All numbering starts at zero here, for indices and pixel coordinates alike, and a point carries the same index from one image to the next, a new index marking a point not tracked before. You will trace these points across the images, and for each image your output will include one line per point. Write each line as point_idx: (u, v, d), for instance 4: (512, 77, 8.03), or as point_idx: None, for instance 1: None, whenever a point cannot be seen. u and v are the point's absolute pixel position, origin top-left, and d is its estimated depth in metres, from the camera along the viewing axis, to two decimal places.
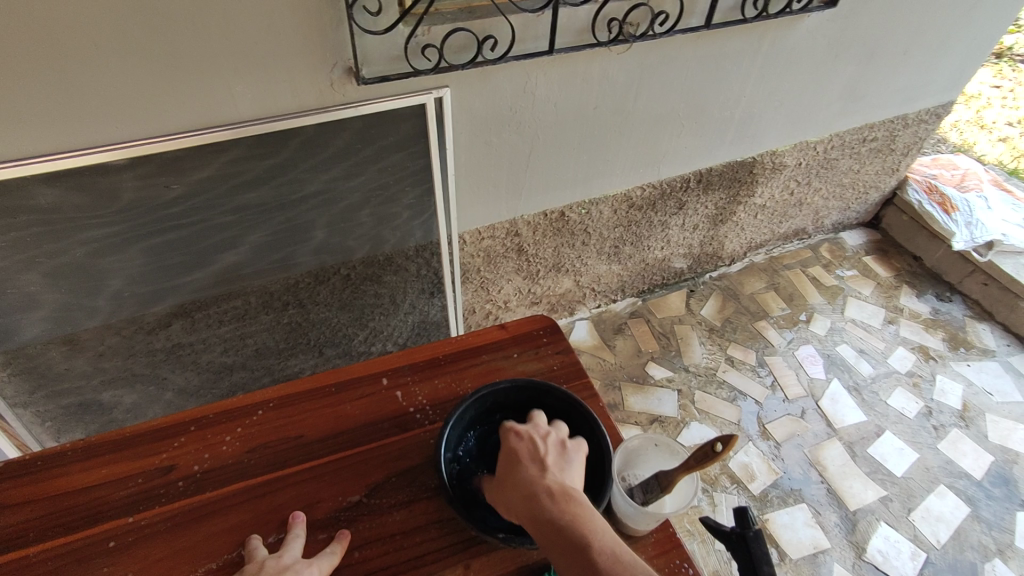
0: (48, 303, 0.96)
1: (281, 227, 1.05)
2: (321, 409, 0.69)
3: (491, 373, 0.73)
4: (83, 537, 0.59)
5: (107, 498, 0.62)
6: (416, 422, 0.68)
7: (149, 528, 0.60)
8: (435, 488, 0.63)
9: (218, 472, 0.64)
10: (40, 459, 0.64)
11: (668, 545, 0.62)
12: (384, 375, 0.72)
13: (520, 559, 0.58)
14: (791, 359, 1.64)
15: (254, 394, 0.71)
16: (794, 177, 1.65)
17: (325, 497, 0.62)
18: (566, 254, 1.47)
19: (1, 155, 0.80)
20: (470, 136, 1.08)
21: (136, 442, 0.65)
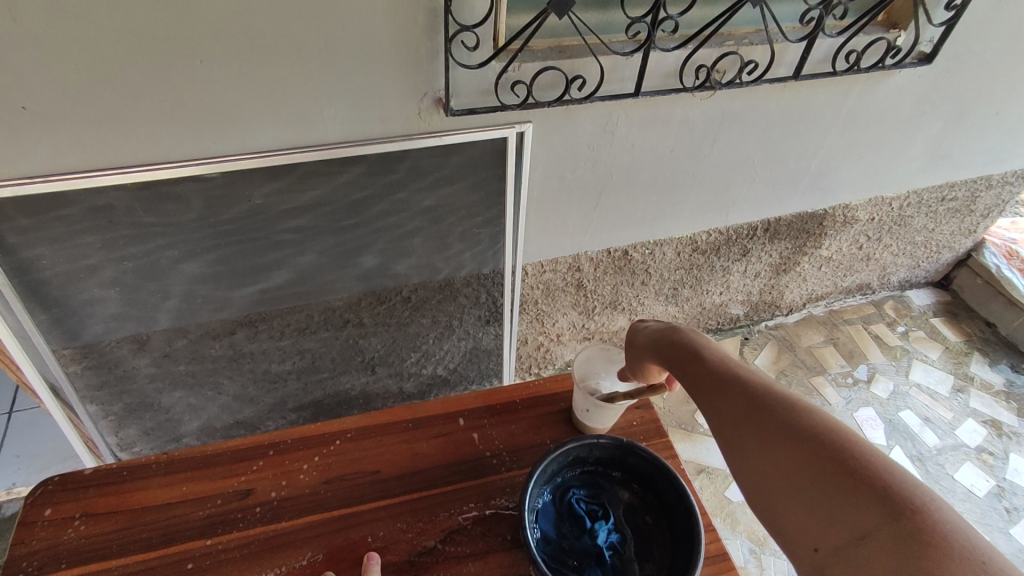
0: (125, 303, 0.99)
1: (353, 246, 1.06)
2: (397, 445, 0.70)
3: (567, 420, 0.73)
4: (161, 555, 0.62)
5: (186, 516, 0.65)
6: (493, 468, 0.68)
7: (225, 552, 0.62)
8: (513, 541, 0.63)
9: (296, 501, 0.66)
10: (127, 469, 0.68)
11: None
12: (460, 416, 0.73)
13: None
14: (850, 421, 1.56)
15: (333, 422, 0.73)
16: (865, 232, 1.60)
17: (401, 539, 0.63)
18: (624, 293, 1.44)
19: (107, 162, 0.83)
20: (545, 171, 1.09)
21: (215, 462, 0.69)
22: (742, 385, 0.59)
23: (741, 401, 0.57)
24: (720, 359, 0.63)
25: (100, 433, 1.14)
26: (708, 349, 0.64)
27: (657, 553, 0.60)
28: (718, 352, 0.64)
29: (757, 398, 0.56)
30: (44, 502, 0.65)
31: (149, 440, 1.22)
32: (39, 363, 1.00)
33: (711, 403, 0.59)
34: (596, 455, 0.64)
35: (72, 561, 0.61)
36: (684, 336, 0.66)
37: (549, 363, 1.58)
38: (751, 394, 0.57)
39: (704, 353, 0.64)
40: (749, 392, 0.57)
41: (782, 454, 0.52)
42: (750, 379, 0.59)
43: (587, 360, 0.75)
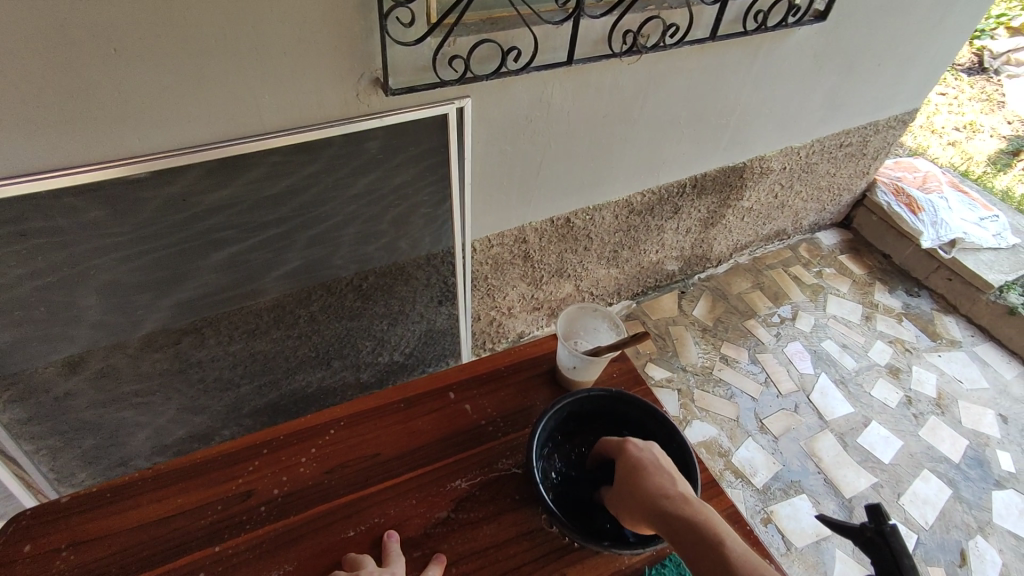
0: (51, 323, 0.91)
1: (299, 239, 1.03)
2: (393, 427, 0.70)
3: (551, 380, 0.75)
4: (168, 569, 0.60)
5: (186, 528, 0.62)
6: (490, 435, 0.70)
7: (236, 556, 0.61)
8: (520, 501, 0.65)
9: (299, 495, 0.65)
10: (111, 490, 0.64)
11: (747, 542, 0.66)
12: (450, 390, 0.74)
13: (616, 564, 0.61)
14: (781, 356, 1.71)
15: (322, 413, 0.72)
16: (779, 182, 1.73)
17: (413, 514, 0.63)
18: (569, 260, 1.49)
19: (16, 170, 0.76)
20: (487, 145, 1.09)
21: (208, 469, 0.66)
22: (643, 498, 0.57)
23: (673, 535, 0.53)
24: (633, 464, 0.59)
25: (40, 473, 1.06)
26: (640, 477, 0.58)
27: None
28: (633, 455, 0.60)
29: (654, 516, 0.55)
30: (24, 537, 0.61)
31: (92, 467, 1.14)
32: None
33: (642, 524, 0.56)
34: (589, 407, 0.69)
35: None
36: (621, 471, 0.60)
37: (502, 336, 1.61)
38: (652, 513, 0.55)
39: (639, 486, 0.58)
40: (650, 513, 0.56)
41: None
42: (656, 489, 0.56)
43: (569, 318, 0.77)
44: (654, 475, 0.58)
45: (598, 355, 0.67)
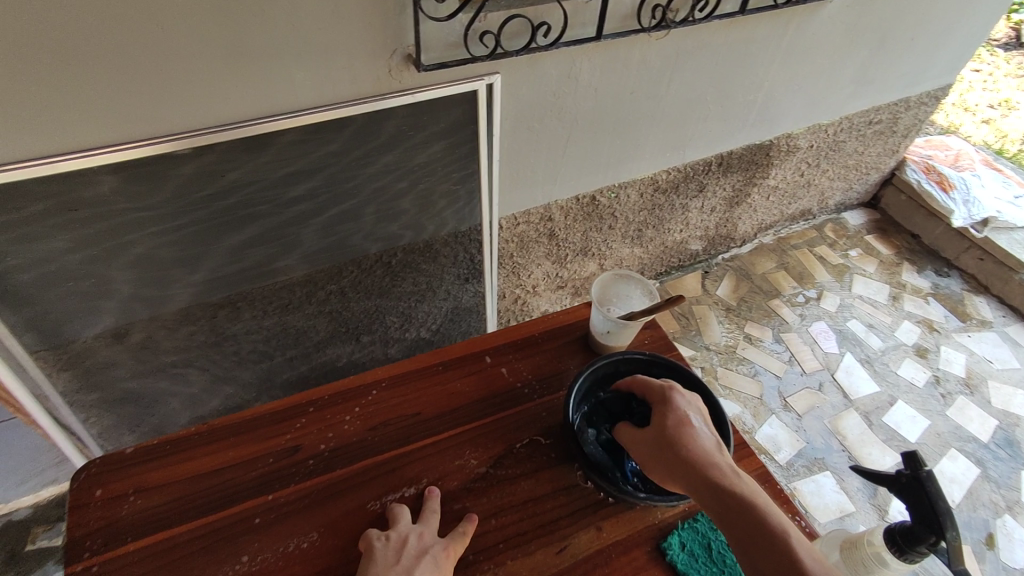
0: (100, 296, 0.95)
1: (332, 215, 1.05)
2: (433, 388, 0.72)
3: (583, 345, 0.77)
4: (227, 515, 0.62)
5: (241, 478, 0.65)
6: (526, 396, 0.72)
7: (289, 504, 0.63)
8: (556, 459, 0.67)
9: (347, 450, 0.68)
10: (170, 442, 0.67)
11: (777, 500, 0.66)
12: (487, 354, 0.76)
13: (648, 519, 0.63)
14: (805, 336, 1.70)
15: (366, 374, 0.74)
16: (806, 160, 1.71)
17: (455, 468, 0.66)
18: (593, 238, 1.49)
19: (68, 145, 0.79)
20: (515, 122, 1.10)
21: (260, 424, 0.69)
22: (684, 448, 0.60)
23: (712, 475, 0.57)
24: (680, 417, 0.62)
25: (90, 438, 1.13)
26: (685, 421, 0.62)
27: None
28: (681, 407, 0.63)
29: (692, 468, 0.58)
30: (89, 485, 0.64)
31: (135, 435, 1.19)
32: (29, 382, 0.99)
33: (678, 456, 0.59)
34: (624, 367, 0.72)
35: (136, 535, 0.61)
36: (668, 409, 0.63)
37: (525, 314, 1.63)
38: (691, 464, 0.59)
39: (684, 428, 0.61)
40: (690, 462, 0.59)
41: (745, 522, 0.55)
42: (700, 445, 0.60)
43: (602, 285, 0.78)
44: (697, 432, 0.61)
45: (632, 320, 0.68)
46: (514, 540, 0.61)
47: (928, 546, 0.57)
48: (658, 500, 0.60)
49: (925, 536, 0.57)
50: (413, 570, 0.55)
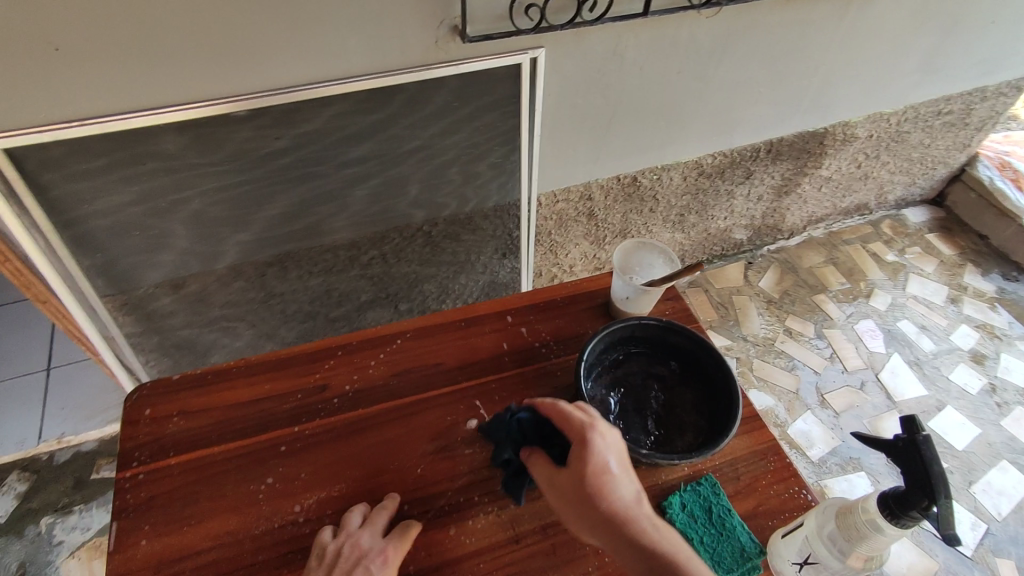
0: (162, 248, 1.02)
1: (375, 182, 1.09)
2: (455, 340, 0.72)
3: (603, 312, 0.76)
4: (256, 442, 0.63)
5: (270, 410, 0.66)
6: (541, 354, 0.72)
7: (314, 437, 0.64)
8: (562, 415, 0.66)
9: (370, 392, 0.68)
10: (209, 373, 0.69)
11: (786, 473, 0.63)
12: (508, 313, 0.75)
13: (648, 480, 0.61)
14: (850, 333, 1.64)
15: (391, 324, 0.75)
16: (863, 151, 1.64)
17: (471, 416, 0.67)
18: (633, 221, 1.49)
19: (138, 104, 0.85)
20: (558, 97, 1.11)
21: (291, 362, 0.70)
22: (605, 504, 0.52)
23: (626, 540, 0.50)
24: (603, 464, 0.53)
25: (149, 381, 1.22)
26: (598, 471, 0.53)
27: (693, 411, 0.63)
28: (605, 452, 0.54)
29: (613, 529, 0.51)
30: (141, 403, 0.66)
31: None
32: (98, 323, 1.07)
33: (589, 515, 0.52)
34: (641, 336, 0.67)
35: (179, 450, 0.63)
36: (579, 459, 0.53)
37: None
38: (613, 524, 0.51)
39: (596, 483, 0.52)
40: (611, 521, 0.51)
41: None
42: (624, 500, 0.52)
43: (624, 253, 0.78)
44: (617, 482, 0.53)
45: (651, 287, 0.68)
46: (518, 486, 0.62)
47: (920, 511, 0.48)
48: (676, 459, 0.56)
49: (917, 500, 0.48)
50: None
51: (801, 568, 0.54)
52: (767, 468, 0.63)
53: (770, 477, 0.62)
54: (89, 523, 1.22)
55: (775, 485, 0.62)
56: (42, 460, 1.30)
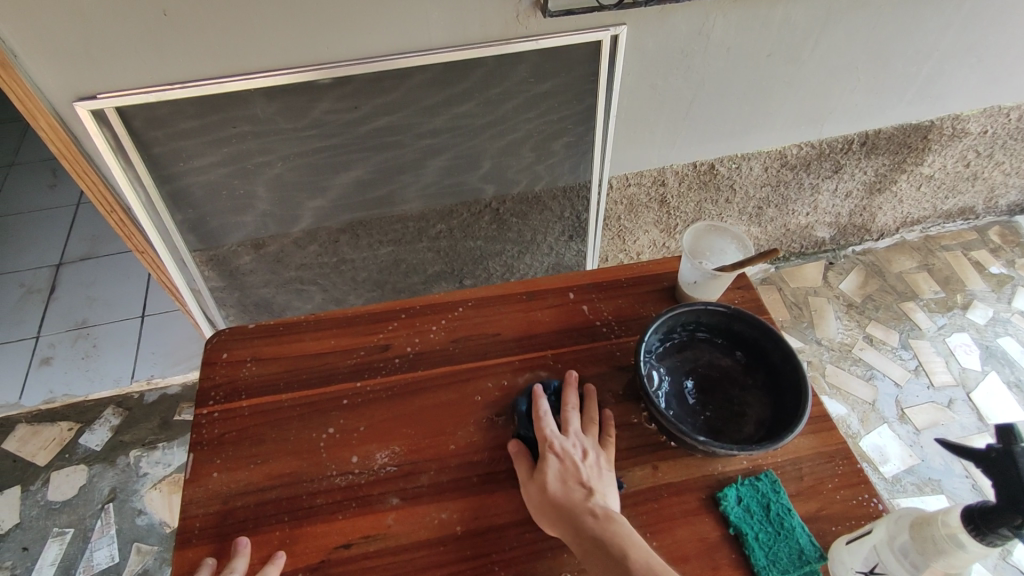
0: (245, 207, 1.08)
1: (448, 156, 1.11)
2: (515, 313, 0.72)
3: (669, 297, 0.73)
4: (320, 393, 0.66)
5: (334, 364, 0.69)
6: (602, 334, 0.70)
7: (373, 392, 0.66)
8: (619, 395, 0.65)
9: (429, 355, 0.69)
10: (281, 325, 0.72)
11: (855, 479, 0.59)
12: (571, 290, 0.74)
13: (705, 469, 0.60)
14: (940, 346, 1.52)
15: (454, 292, 0.76)
16: (975, 148, 1.49)
17: (525, 387, 0.66)
18: (708, 211, 1.43)
19: (233, 69, 0.89)
20: (637, 77, 1.08)
21: (355, 321, 0.72)
22: (550, 507, 0.55)
23: (576, 532, 0.52)
24: (552, 470, 0.56)
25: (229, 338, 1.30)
26: (557, 471, 0.56)
27: (757, 404, 0.60)
28: (553, 463, 0.57)
29: (566, 523, 0.53)
30: (219, 346, 0.71)
31: None
32: (186, 275, 1.14)
33: (546, 510, 0.55)
34: (707, 322, 0.64)
35: (251, 394, 0.66)
36: (544, 459, 0.57)
37: None
38: (554, 522, 0.54)
39: (556, 482, 0.56)
40: (555, 521, 0.54)
41: None
42: (568, 502, 0.54)
43: (695, 236, 0.76)
44: (577, 482, 0.55)
45: (721, 272, 0.65)
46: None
47: (1011, 529, 0.44)
48: (736, 449, 0.53)
49: (1008, 518, 0.44)
50: None
51: None
52: (835, 472, 0.60)
53: (839, 482, 0.59)
54: (170, 460, 1.33)
55: (843, 490, 0.59)
56: (133, 398, 1.42)
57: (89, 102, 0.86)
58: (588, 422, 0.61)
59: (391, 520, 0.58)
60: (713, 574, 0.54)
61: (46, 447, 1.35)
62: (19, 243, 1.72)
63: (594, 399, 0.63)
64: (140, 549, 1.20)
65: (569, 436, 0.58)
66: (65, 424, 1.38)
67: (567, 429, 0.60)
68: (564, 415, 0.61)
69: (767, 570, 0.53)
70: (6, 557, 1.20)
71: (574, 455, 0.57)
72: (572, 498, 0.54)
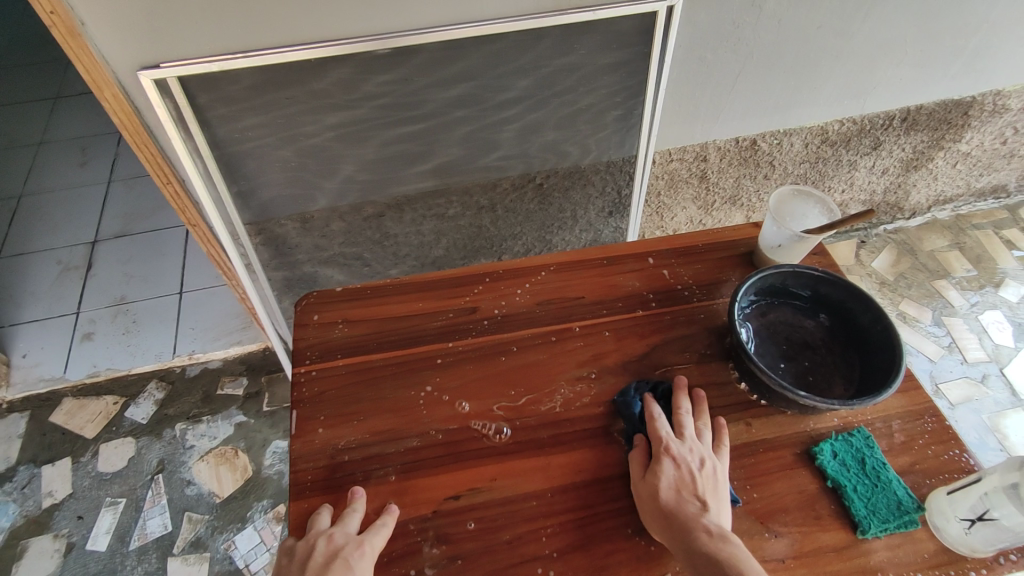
0: (298, 181, 1.09)
1: (500, 131, 1.11)
2: (597, 278, 0.75)
3: (747, 262, 0.76)
4: (415, 353, 0.69)
5: (425, 326, 0.71)
6: (684, 298, 0.73)
7: (466, 353, 0.69)
8: (707, 356, 0.68)
9: (516, 317, 0.72)
10: (368, 289, 0.75)
11: (945, 435, 0.62)
12: (649, 256, 0.77)
13: (800, 426, 0.63)
14: (973, 323, 1.53)
15: (534, 258, 0.79)
16: (1013, 125, 1.48)
17: (613, 348, 0.69)
18: (746, 187, 1.43)
19: (294, 39, 0.89)
20: (689, 50, 1.08)
21: (441, 285, 0.75)
22: (664, 515, 0.55)
23: (689, 544, 0.52)
24: (667, 478, 0.56)
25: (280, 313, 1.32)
26: (668, 479, 0.56)
27: (843, 363, 0.64)
28: (668, 468, 0.57)
29: (679, 533, 0.53)
30: (308, 309, 0.74)
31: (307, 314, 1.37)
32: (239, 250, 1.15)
33: (658, 517, 0.55)
34: (792, 284, 0.67)
35: (346, 354, 0.69)
36: (660, 465, 0.57)
37: None
38: (664, 529, 0.54)
39: (668, 489, 0.55)
40: (669, 529, 0.54)
41: None
42: (684, 514, 0.54)
43: (780, 199, 0.78)
44: (692, 496, 0.55)
45: (808, 235, 0.68)
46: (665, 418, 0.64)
47: None
48: (836, 402, 0.55)
49: None
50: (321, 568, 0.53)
51: (972, 525, 0.54)
52: (926, 429, 0.63)
53: (928, 439, 0.62)
54: (216, 433, 1.34)
55: (933, 446, 0.61)
56: (176, 373, 1.44)
57: (152, 71, 0.86)
58: (704, 431, 0.60)
59: (497, 475, 0.60)
60: (814, 523, 0.57)
61: (92, 421, 1.37)
62: (54, 220, 1.72)
63: (707, 407, 0.63)
64: (192, 519, 1.23)
65: (687, 445, 0.58)
66: (110, 398, 1.40)
67: (679, 436, 0.59)
68: (677, 420, 0.61)
69: (868, 520, 0.56)
70: (61, 526, 1.22)
71: (688, 465, 0.57)
72: (686, 510, 0.54)
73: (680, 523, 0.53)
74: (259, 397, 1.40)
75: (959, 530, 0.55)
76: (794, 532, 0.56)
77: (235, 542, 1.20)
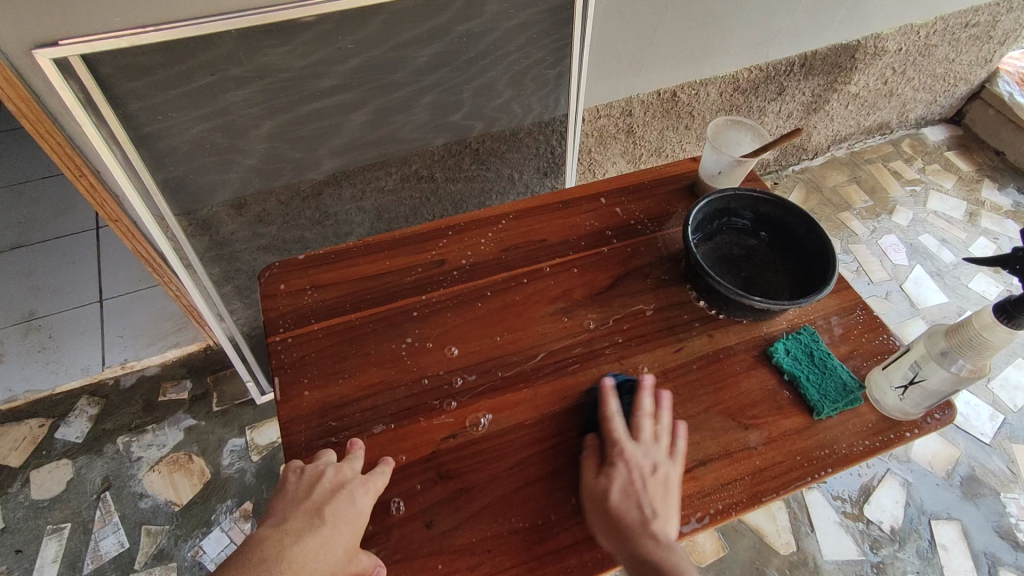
0: (227, 163, 1.04)
1: (433, 95, 1.11)
2: (556, 220, 0.80)
3: (690, 194, 0.82)
4: (391, 308, 0.71)
5: (397, 283, 0.73)
6: (638, 231, 0.79)
7: (440, 303, 0.71)
8: (665, 281, 0.74)
9: (484, 265, 0.75)
10: (334, 253, 0.76)
11: (875, 323, 0.71)
12: (602, 197, 0.82)
13: (754, 332, 0.70)
14: (875, 248, 1.70)
15: (493, 209, 0.82)
16: (892, 65, 1.65)
17: (580, 282, 0.73)
18: (669, 139, 1.50)
19: (208, 9, 0.84)
20: (608, 6, 1.11)
21: (407, 242, 0.77)
22: (606, 514, 0.54)
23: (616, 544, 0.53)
24: (613, 480, 0.56)
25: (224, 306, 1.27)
26: (611, 482, 0.56)
27: (783, 273, 0.71)
28: (620, 473, 0.56)
29: (613, 531, 0.53)
30: (274, 280, 0.73)
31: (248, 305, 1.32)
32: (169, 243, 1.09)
33: (594, 516, 0.55)
34: (734, 207, 0.73)
35: (320, 317, 0.70)
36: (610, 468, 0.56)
37: None
38: (604, 526, 0.54)
39: (609, 492, 0.55)
40: (605, 527, 0.54)
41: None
42: (626, 517, 0.53)
43: (717, 129, 0.84)
44: (639, 501, 0.54)
45: (746, 158, 0.74)
46: (637, 340, 0.69)
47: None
48: (785, 303, 0.62)
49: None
50: (326, 495, 0.54)
51: (904, 391, 0.62)
52: (858, 322, 0.71)
53: (859, 329, 0.70)
54: (164, 441, 1.28)
55: (865, 334, 0.70)
56: (108, 385, 1.35)
57: (50, 50, 0.78)
58: (658, 436, 0.59)
59: (491, 412, 0.63)
60: (778, 411, 0.64)
61: (18, 447, 1.25)
62: None
63: (667, 407, 0.61)
64: (150, 531, 1.16)
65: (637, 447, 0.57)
66: (35, 421, 1.29)
67: (625, 436, 0.58)
68: (636, 422, 0.59)
69: (823, 402, 0.63)
70: None
71: (635, 469, 0.56)
72: (622, 514, 0.54)
73: (614, 523, 0.54)
74: (207, 398, 1.35)
75: (895, 398, 0.63)
76: (763, 423, 0.63)
77: (203, 547, 1.15)
